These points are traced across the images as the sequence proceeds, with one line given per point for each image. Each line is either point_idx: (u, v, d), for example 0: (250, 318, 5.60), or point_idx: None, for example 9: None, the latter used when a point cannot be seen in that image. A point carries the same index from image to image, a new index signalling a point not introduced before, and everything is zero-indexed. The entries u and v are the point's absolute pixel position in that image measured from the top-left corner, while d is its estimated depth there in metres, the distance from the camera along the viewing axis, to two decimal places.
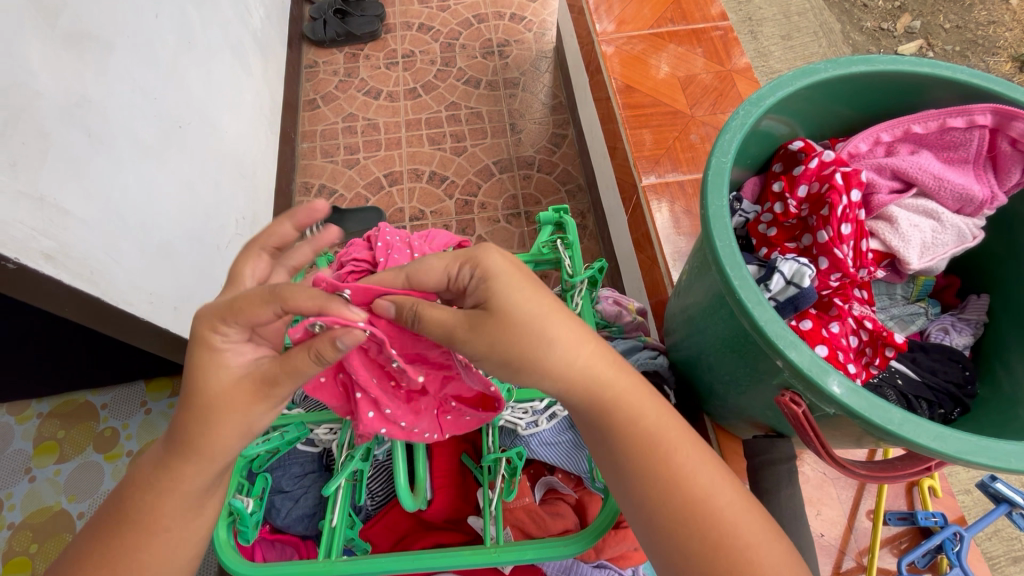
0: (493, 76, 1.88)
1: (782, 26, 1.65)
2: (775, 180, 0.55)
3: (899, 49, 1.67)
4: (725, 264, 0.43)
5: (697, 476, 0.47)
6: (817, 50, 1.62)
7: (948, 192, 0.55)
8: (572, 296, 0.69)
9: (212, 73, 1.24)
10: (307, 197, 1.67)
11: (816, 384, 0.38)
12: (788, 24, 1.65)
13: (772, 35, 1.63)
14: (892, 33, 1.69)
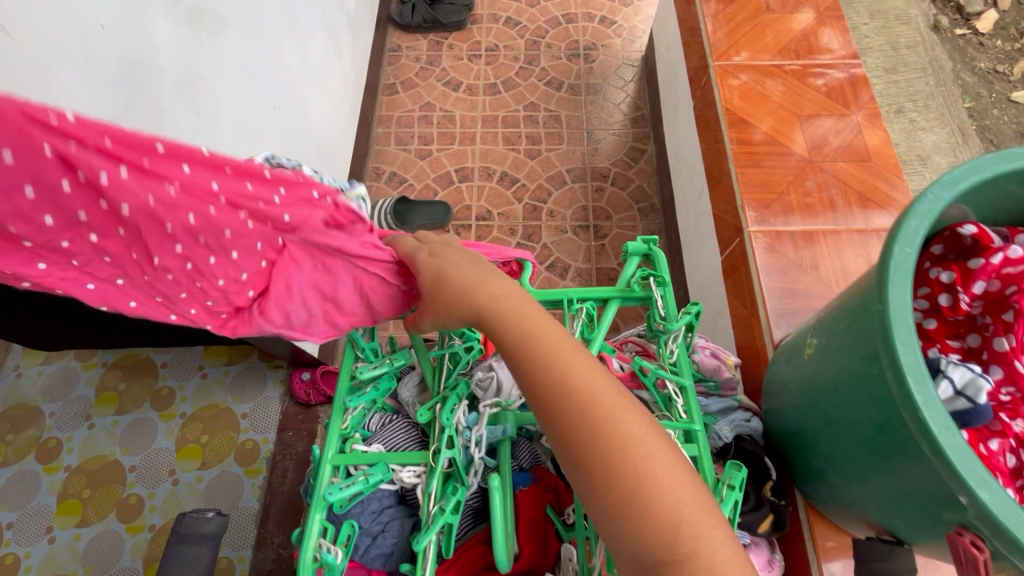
0: (576, 80, 1.82)
1: (889, 57, 1.53)
2: (940, 268, 0.49)
3: (1016, 96, 1.51)
4: (904, 377, 0.38)
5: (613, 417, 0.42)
6: (925, 87, 1.49)
7: None
8: (666, 342, 0.59)
9: (308, 53, 1.24)
10: (377, 183, 1.67)
11: (1013, 536, 0.33)
12: (895, 56, 1.53)
13: (877, 67, 1.51)
14: (1008, 77, 1.52)
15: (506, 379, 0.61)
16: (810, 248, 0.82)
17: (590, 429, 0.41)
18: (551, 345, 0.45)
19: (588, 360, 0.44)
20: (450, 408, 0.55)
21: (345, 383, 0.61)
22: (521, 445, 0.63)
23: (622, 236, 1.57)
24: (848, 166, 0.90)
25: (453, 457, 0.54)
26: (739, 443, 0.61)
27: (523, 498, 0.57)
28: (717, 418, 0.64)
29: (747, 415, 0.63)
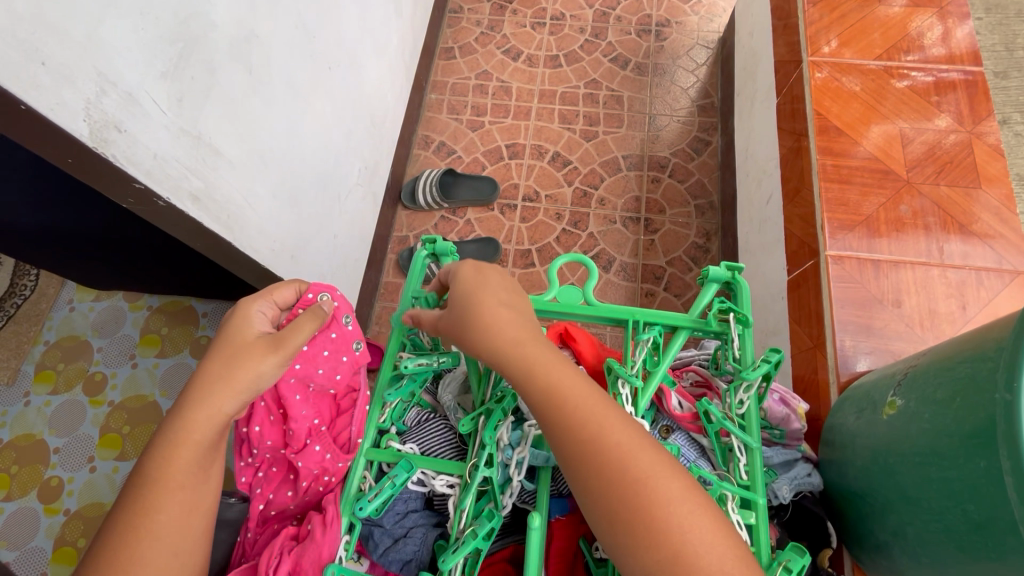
0: (644, 58, 1.70)
1: (1002, 59, 1.35)
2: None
3: None
4: None
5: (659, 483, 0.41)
6: None
7: None
8: (737, 391, 0.54)
9: (368, 14, 1.18)
10: (425, 152, 1.62)
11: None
12: (1011, 58, 1.35)
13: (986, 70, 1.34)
14: None
15: None
16: (893, 281, 0.74)
17: (582, 429, 0.44)
18: (578, 400, 0.45)
19: (618, 417, 0.44)
20: (492, 424, 0.52)
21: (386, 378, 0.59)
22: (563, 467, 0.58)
23: (674, 232, 1.49)
24: (950, 190, 0.80)
25: (490, 475, 0.51)
26: (799, 501, 0.57)
27: (559, 529, 0.53)
28: (777, 471, 0.58)
29: (810, 469, 0.58)
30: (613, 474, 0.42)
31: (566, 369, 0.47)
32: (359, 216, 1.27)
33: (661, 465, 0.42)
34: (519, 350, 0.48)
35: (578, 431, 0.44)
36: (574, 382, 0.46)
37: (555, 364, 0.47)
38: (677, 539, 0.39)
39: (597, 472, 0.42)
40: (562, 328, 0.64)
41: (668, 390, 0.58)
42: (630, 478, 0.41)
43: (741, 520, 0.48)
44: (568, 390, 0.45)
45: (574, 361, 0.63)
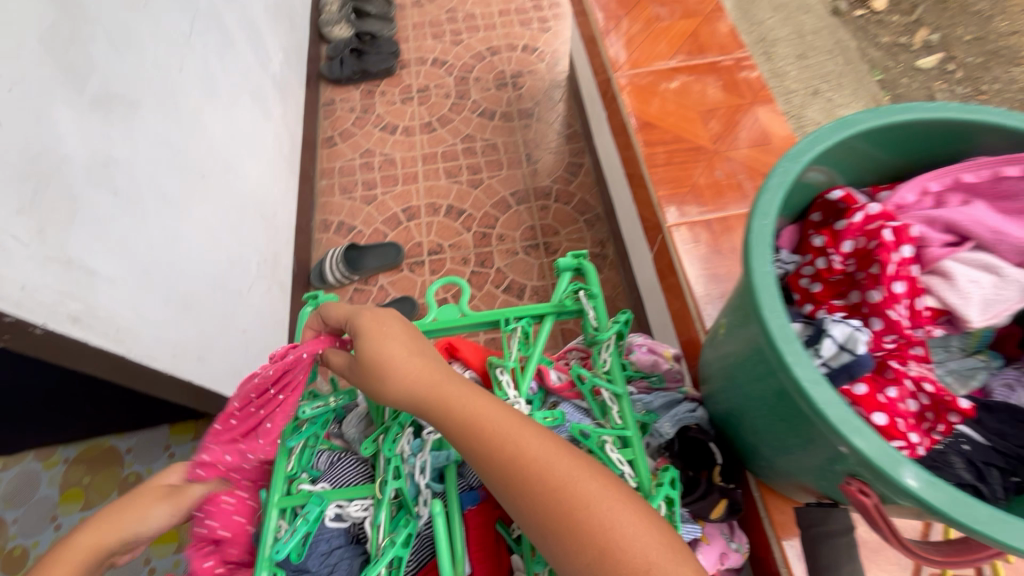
0: (508, 107, 1.89)
1: (797, 45, 1.78)
2: (816, 216, 0.55)
3: (919, 62, 1.72)
4: (781, 347, 0.40)
5: (580, 485, 0.46)
6: (833, 67, 1.72)
7: (1008, 246, 0.47)
8: (599, 351, 0.62)
9: (235, 124, 1.26)
10: (327, 234, 1.69)
11: (962, 495, 0.34)
12: (803, 43, 1.79)
13: (787, 55, 1.75)
14: (910, 47, 1.75)
15: None
16: (726, 233, 0.86)
17: (502, 453, 0.49)
18: (495, 424, 0.51)
19: (534, 433, 0.50)
20: (392, 439, 0.57)
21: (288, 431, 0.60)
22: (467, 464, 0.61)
23: (572, 248, 1.61)
24: (750, 151, 0.95)
25: (400, 486, 0.54)
26: (685, 433, 0.62)
27: (473, 516, 0.57)
28: (660, 414, 0.64)
29: (692, 406, 0.64)
30: (535, 487, 0.47)
31: (489, 405, 0.52)
32: (268, 307, 1.29)
33: (580, 468, 0.48)
34: (438, 398, 0.54)
35: (498, 454, 0.49)
36: (486, 411, 0.52)
37: (469, 399, 0.53)
38: (597, 531, 0.44)
39: (520, 487, 0.48)
40: (447, 343, 0.69)
41: (546, 368, 0.64)
42: (554, 489, 0.46)
43: (621, 457, 0.54)
44: (484, 418, 0.51)
45: (464, 369, 0.68)
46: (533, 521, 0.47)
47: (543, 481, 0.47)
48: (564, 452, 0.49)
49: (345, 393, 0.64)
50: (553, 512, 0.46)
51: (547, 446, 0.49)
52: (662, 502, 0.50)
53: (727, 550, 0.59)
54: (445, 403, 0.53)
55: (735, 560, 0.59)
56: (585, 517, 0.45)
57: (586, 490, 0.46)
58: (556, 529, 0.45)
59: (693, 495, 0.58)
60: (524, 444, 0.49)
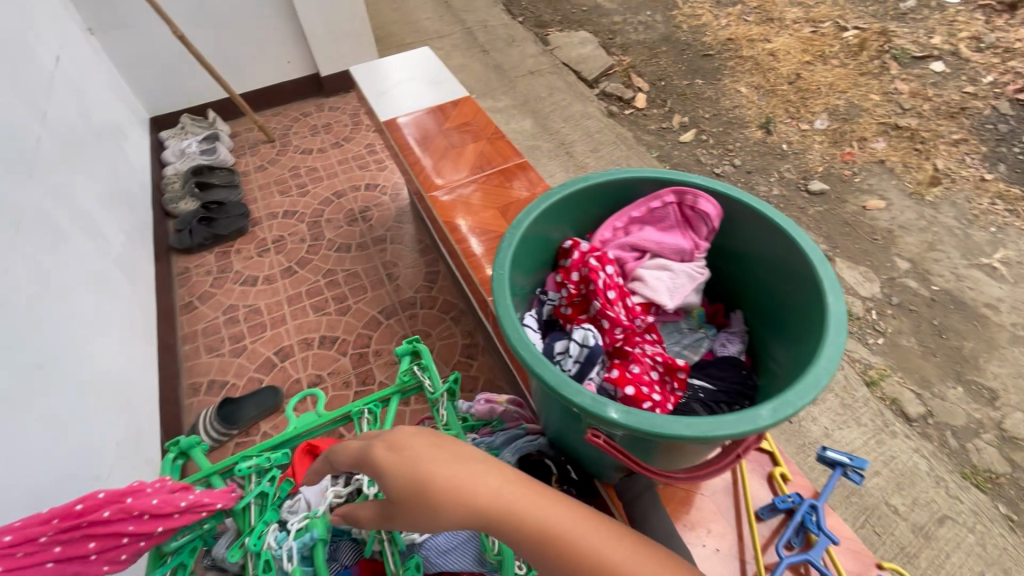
0: (362, 238, 2.07)
1: (590, 142, 2.33)
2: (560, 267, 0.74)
3: (682, 137, 2.34)
4: (533, 364, 0.54)
5: (591, 540, 0.46)
6: (621, 152, 2.28)
7: (668, 250, 0.72)
8: (437, 407, 0.77)
9: (76, 310, 1.27)
10: (197, 396, 1.64)
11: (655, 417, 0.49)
12: (594, 140, 2.34)
13: (585, 151, 2.30)
14: (672, 129, 2.37)
15: (314, 494, 0.68)
16: None
17: (507, 520, 0.48)
18: (492, 493, 0.49)
19: (534, 495, 0.49)
20: (258, 535, 0.66)
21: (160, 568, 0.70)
22: (340, 546, 0.66)
23: (446, 344, 1.74)
24: None
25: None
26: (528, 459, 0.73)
27: None
28: (504, 448, 0.77)
29: (533, 437, 0.77)
30: (545, 550, 0.46)
31: (483, 473, 0.50)
32: (134, 486, 1.22)
33: (586, 524, 0.47)
34: (425, 474, 0.50)
35: (502, 520, 0.48)
36: (478, 478, 0.50)
37: (459, 468, 0.50)
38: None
39: (531, 549, 0.47)
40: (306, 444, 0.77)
41: (398, 438, 0.76)
42: (565, 548, 0.46)
43: None
44: (475, 488, 0.49)
45: None
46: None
47: (551, 541, 0.47)
48: (566, 505, 0.49)
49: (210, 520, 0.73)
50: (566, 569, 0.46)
51: (552, 506, 0.48)
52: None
53: None
54: (434, 476, 0.50)
55: None
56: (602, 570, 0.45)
57: (596, 546, 0.46)
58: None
59: None
60: (527, 509, 0.48)
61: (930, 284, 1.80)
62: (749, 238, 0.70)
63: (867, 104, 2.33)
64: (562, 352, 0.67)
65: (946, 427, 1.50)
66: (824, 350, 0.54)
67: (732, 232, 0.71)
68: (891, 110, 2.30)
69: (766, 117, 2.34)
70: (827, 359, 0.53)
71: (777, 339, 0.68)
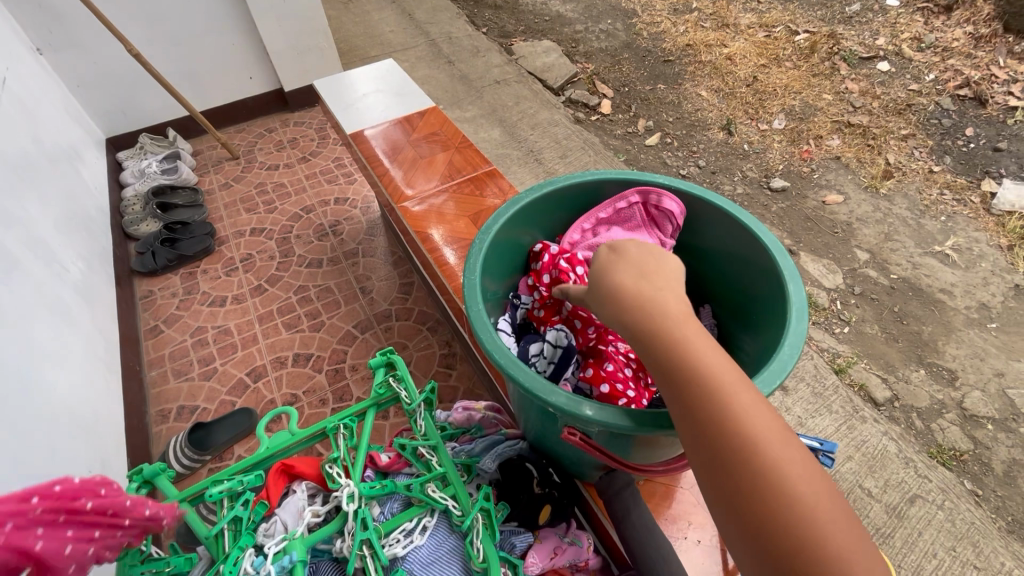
0: (333, 252, 2.05)
1: (558, 149, 2.36)
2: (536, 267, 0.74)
3: (647, 140, 2.39)
4: (496, 356, 0.56)
5: (788, 467, 0.41)
6: (589, 157, 2.31)
7: None
8: (415, 419, 0.74)
9: (33, 340, 1.22)
10: (166, 423, 1.59)
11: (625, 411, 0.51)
12: (561, 146, 2.36)
13: (554, 157, 2.32)
14: (638, 133, 2.42)
15: (290, 516, 0.68)
16: None
17: (708, 394, 0.45)
18: (711, 368, 0.46)
19: (751, 397, 0.45)
20: (232, 562, 0.60)
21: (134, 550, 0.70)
22: (321, 568, 0.65)
23: (423, 355, 1.72)
24: None
25: None
26: (508, 462, 0.72)
27: None
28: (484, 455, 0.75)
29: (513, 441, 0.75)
30: (729, 438, 0.43)
31: (709, 349, 0.47)
32: None
33: (790, 453, 0.42)
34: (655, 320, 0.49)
35: (702, 389, 0.45)
36: (699, 350, 0.47)
37: (689, 336, 0.48)
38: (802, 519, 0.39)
39: (717, 431, 0.44)
40: (281, 466, 0.74)
41: (375, 453, 0.74)
42: (752, 450, 0.42)
43: (444, 494, 0.64)
44: (693, 355, 0.47)
45: (303, 483, 0.73)
46: (713, 465, 0.44)
47: (735, 437, 0.43)
48: (775, 424, 0.43)
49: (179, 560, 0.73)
50: (741, 469, 0.42)
51: (762, 415, 0.44)
52: (478, 513, 0.62)
53: (561, 545, 0.69)
54: (660, 325, 0.49)
55: (571, 551, 0.68)
56: (788, 494, 0.40)
57: (791, 474, 0.41)
58: (741, 485, 0.42)
59: (520, 506, 0.69)
60: (734, 398, 0.44)
61: (888, 273, 1.87)
62: (717, 236, 0.71)
63: (821, 104, 2.43)
64: (537, 354, 0.68)
65: (911, 409, 1.56)
66: (787, 337, 0.55)
67: (697, 228, 0.74)
68: (843, 109, 2.40)
69: (727, 118, 2.41)
70: (791, 346, 0.55)
71: (745, 331, 0.71)
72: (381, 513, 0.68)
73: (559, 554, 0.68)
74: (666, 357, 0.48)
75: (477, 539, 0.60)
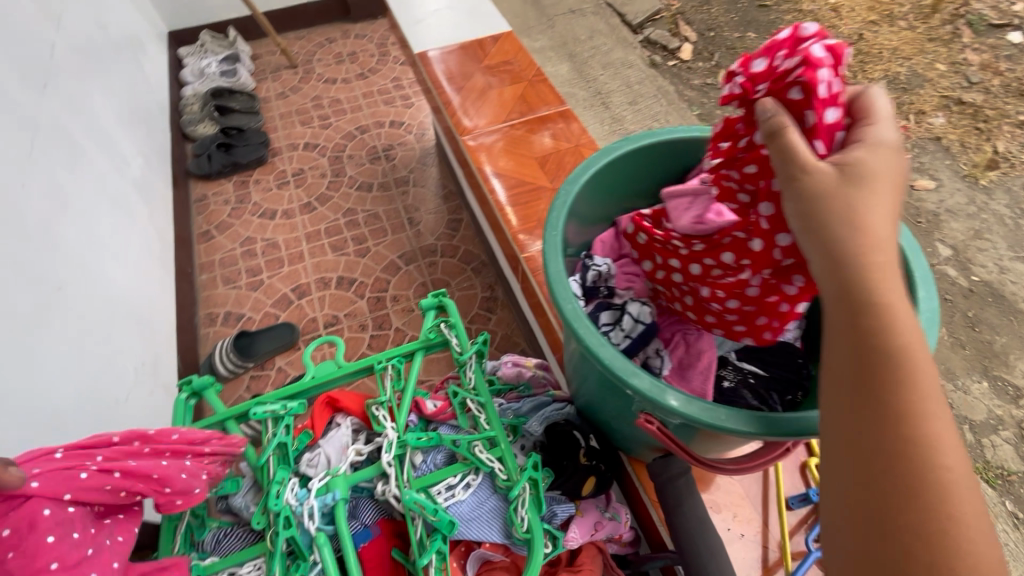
0: (384, 178, 2.00)
1: (627, 94, 2.18)
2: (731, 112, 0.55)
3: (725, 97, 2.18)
4: (574, 324, 0.51)
5: (945, 456, 0.36)
6: (659, 107, 2.13)
7: None
8: (464, 370, 0.71)
9: (94, 231, 1.24)
10: (213, 327, 1.64)
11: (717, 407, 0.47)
12: (632, 92, 2.19)
13: (622, 103, 2.15)
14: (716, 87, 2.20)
15: (334, 450, 0.67)
16: None
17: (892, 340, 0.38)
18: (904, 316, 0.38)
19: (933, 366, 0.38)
20: (276, 493, 0.61)
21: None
22: (361, 504, 0.65)
23: (465, 295, 1.70)
24: None
25: (291, 534, 0.58)
26: (554, 427, 0.70)
27: (367, 550, 0.61)
28: (530, 416, 0.73)
29: (560, 405, 0.73)
30: (894, 397, 0.37)
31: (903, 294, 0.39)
32: (152, 412, 1.22)
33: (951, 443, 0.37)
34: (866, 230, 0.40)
35: (891, 334, 0.38)
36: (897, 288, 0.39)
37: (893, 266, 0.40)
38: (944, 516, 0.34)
39: (884, 383, 0.37)
40: (327, 397, 0.73)
41: (421, 399, 0.72)
42: (914, 419, 0.36)
43: (490, 455, 0.62)
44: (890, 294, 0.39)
45: (347, 416, 0.72)
46: (857, 415, 0.38)
47: (902, 397, 0.37)
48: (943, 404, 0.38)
49: (227, 483, 0.69)
50: (894, 431, 0.36)
51: (934, 388, 0.38)
52: (527, 483, 0.59)
53: (601, 520, 0.66)
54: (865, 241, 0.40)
55: (612, 527, 0.66)
56: (934, 482, 0.35)
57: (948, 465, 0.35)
58: (884, 445, 0.36)
59: (563, 475, 0.66)
60: (920, 362, 0.38)
61: (972, 275, 1.70)
62: None
63: (934, 75, 2.13)
64: (611, 325, 0.65)
65: (971, 424, 1.45)
66: None
67: None
68: (958, 83, 2.10)
69: None
70: None
71: None
72: (424, 460, 0.67)
73: (600, 529, 0.65)
74: (857, 279, 0.39)
75: (524, 507, 0.58)
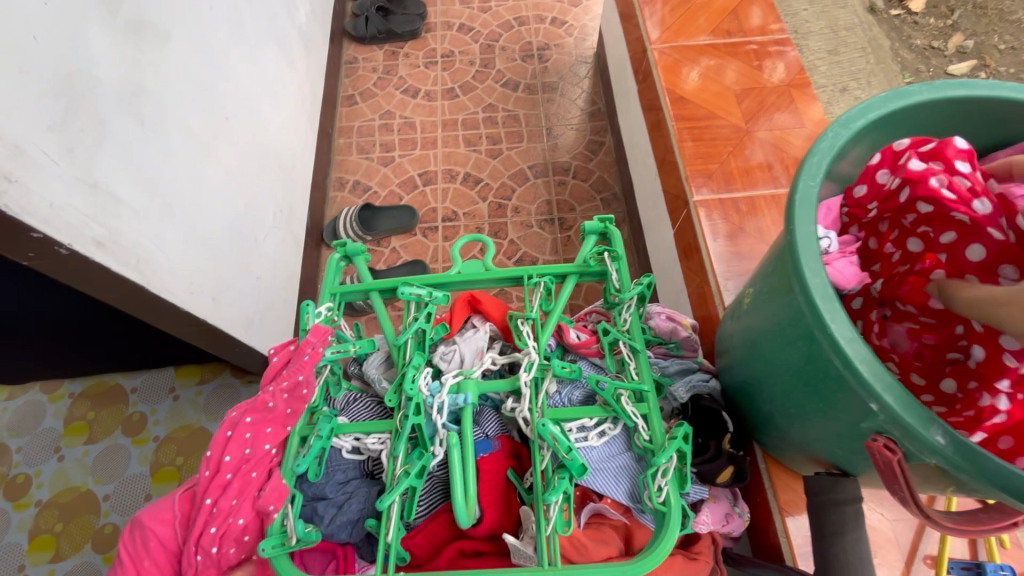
0: (532, 79, 1.86)
1: (829, 40, 1.68)
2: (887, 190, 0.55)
3: (950, 68, 1.64)
4: (819, 304, 0.43)
5: None
6: (865, 64, 1.64)
7: None
8: (620, 310, 0.65)
9: (261, 68, 1.26)
10: (341, 193, 1.68)
11: (994, 461, 0.36)
12: (835, 39, 1.69)
13: (819, 49, 1.67)
14: (943, 52, 1.66)
15: (469, 352, 0.64)
16: (752, 213, 0.88)
17: None
18: None
19: None
20: (412, 379, 0.59)
21: (276, 533, 0.54)
22: (485, 415, 0.64)
23: None
24: (780, 133, 0.96)
25: (419, 423, 0.57)
26: (697, 401, 0.64)
27: (487, 462, 0.59)
28: (675, 379, 0.67)
29: (706, 377, 0.67)
30: None
31: None
32: (281, 257, 1.29)
33: None
34: None
35: None
36: None
37: None
38: None
39: None
40: (469, 296, 0.70)
41: (566, 326, 0.67)
42: None
43: (635, 410, 0.57)
44: None
45: (484, 321, 0.69)
46: None
47: None
48: None
49: (364, 342, 0.66)
50: None
51: None
52: (674, 454, 0.54)
53: (731, 513, 0.61)
54: None
55: (738, 524, 0.61)
56: None
57: None
58: None
59: (701, 456, 0.60)
60: None
61: None
62: None
63: None
64: None
65: None
66: None
67: None
68: None
69: None
70: None
71: None
72: (558, 392, 0.64)
73: (727, 521, 0.61)
74: None
75: (665, 478, 0.53)
